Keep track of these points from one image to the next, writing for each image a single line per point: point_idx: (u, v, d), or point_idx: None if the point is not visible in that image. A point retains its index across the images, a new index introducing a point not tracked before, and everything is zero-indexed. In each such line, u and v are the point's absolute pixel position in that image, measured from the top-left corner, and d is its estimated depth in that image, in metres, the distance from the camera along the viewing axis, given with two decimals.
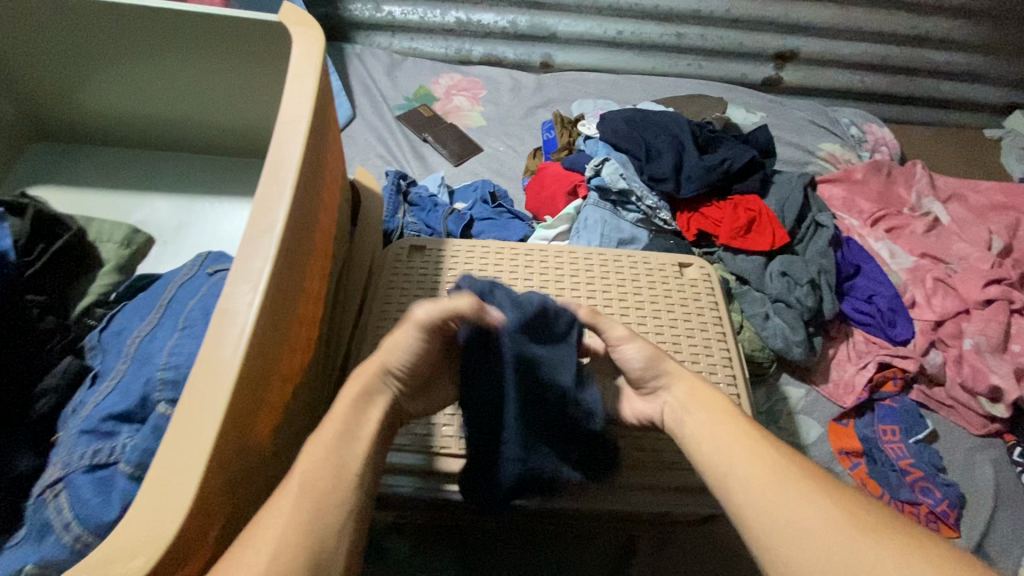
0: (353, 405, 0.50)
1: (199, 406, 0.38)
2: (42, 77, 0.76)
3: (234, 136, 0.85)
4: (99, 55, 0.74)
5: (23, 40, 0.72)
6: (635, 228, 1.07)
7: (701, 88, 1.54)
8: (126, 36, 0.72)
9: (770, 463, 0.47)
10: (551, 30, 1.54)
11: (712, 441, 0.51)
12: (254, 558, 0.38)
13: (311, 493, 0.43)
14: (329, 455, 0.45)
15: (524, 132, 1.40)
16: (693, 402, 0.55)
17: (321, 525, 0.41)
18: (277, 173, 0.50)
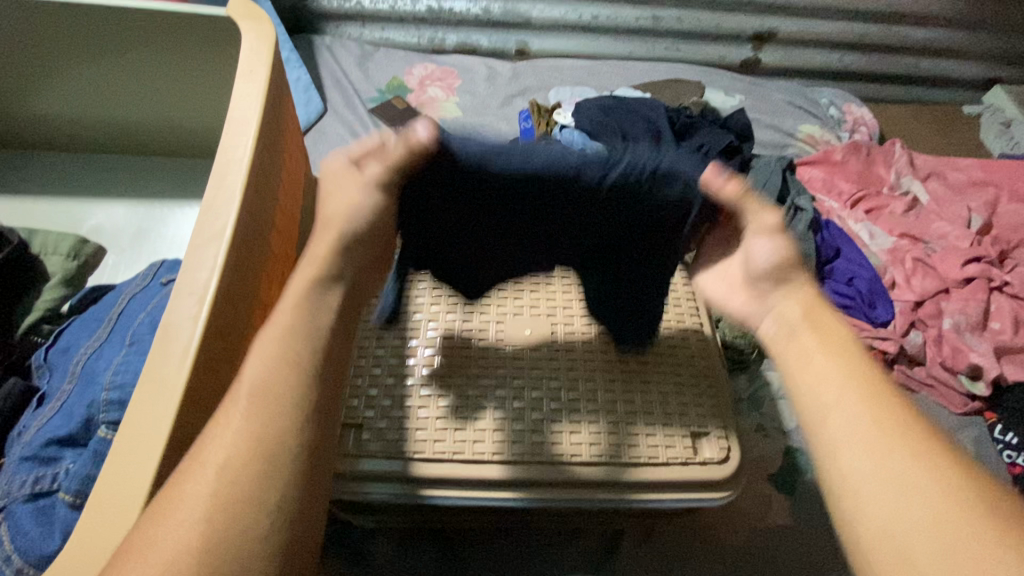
0: (303, 298, 0.42)
1: (143, 427, 0.36)
2: None
3: (192, 135, 0.82)
4: (40, 54, 0.70)
5: None
6: None
7: (679, 71, 1.51)
8: (70, 35, 0.69)
9: (887, 413, 0.41)
10: (525, 17, 1.51)
11: (821, 378, 0.44)
12: (197, 487, 0.33)
13: (267, 396, 0.37)
14: (281, 355, 0.39)
15: (501, 122, 1.37)
16: (802, 322, 0.49)
17: (273, 440, 0.35)
18: (226, 178, 0.48)
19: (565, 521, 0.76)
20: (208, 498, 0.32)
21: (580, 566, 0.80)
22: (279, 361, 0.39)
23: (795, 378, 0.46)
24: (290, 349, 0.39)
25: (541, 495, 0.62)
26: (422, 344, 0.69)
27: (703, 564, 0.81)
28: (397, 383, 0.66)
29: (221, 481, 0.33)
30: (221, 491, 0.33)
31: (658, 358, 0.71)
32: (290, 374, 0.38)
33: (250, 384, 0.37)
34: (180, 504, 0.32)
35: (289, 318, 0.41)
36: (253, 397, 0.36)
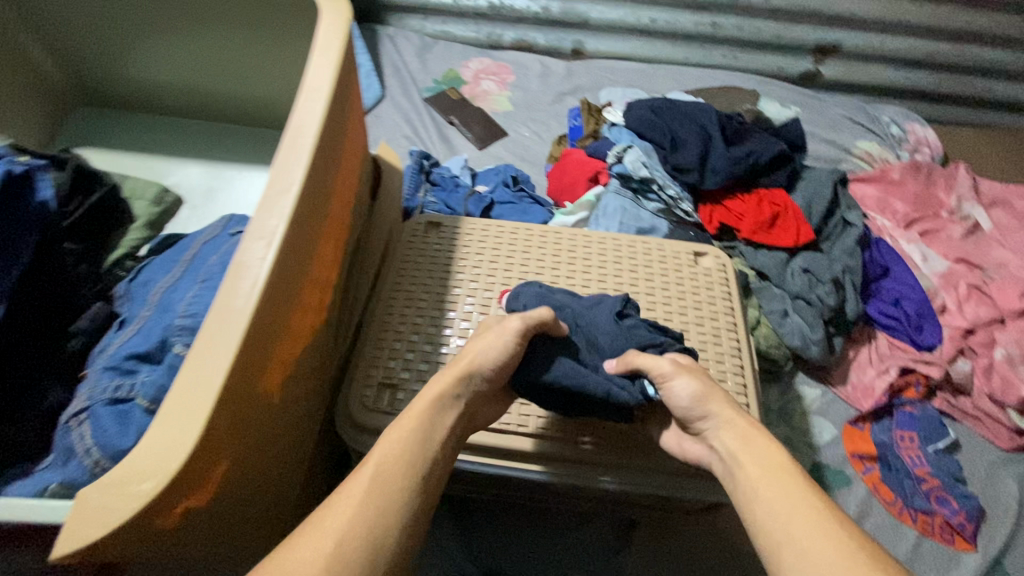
0: (430, 407, 0.51)
1: (211, 345, 0.39)
2: (86, 43, 0.81)
3: (261, 107, 0.88)
4: (143, 23, 0.78)
5: (70, 10, 0.76)
6: (655, 218, 1.06)
7: (734, 80, 1.50)
8: (170, 9, 0.76)
9: (840, 547, 0.41)
10: (584, 17, 1.50)
11: (790, 532, 0.44)
12: (317, 551, 0.38)
13: (378, 486, 0.44)
14: (402, 447, 0.47)
15: (550, 119, 1.41)
16: (741, 453, 0.51)
17: (379, 511, 0.42)
18: (298, 140, 0.51)
19: (577, 504, 0.78)
20: (325, 557, 0.38)
21: (594, 553, 0.80)
22: (405, 448, 0.47)
23: (754, 517, 0.46)
24: (370, 520, 0.41)
25: (575, 471, 0.66)
26: (460, 318, 0.72)
27: (718, 567, 0.81)
28: (434, 351, 0.69)
29: (337, 552, 0.39)
30: (336, 557, 0.39)
31: (702, 348, 0.73)
32: (359, 541, 0.40)
33: (377, 457, 0.46)
34: (304, 539, 0.39)
35: (413, 415, 0.51)
36: (377, 471, 0.45)
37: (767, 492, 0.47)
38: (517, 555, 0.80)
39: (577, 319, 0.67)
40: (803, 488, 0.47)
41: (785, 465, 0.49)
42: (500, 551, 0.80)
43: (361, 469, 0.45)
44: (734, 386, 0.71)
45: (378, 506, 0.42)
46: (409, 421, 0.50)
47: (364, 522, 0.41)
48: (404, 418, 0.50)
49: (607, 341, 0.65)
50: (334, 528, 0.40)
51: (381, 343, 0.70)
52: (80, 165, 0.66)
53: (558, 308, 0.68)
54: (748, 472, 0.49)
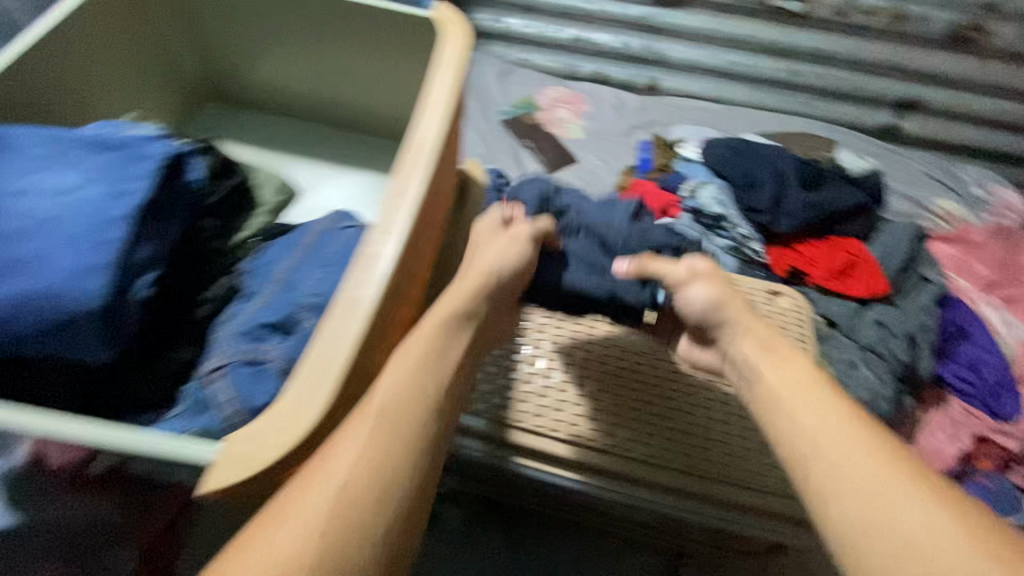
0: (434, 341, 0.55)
1: (343, 321, 0.45)
2: (222, 45, 0.89)
3: (364, 115, 0.93)
4: (272, 31, 0.85)
5: (215, 16, 0.85)
6: (723, 255, 1.07)
7: (809, 127, 1.50)
8: (295, 18, 0.82)
9: (858, 438, 0.47)
10: (663, 55, 1.54)
11: (812, 429, 0.49)
12: (320, 497, 0.41)
13: (382, 431, 0.46)
14: (403, 392, 0.49)
15: (621, 149, 1.44)
16: (759, 356, 0.57)
17: (382, 459, 0.45)
18: (418, 154, 0.56)
19: (623, 529, 0.84)
20: (332, 498, 0.42)
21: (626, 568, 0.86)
22: (410, 389, 0.50)
23: (775, 416, 0.52)
24: (375, 454, 0.45)
25: (620, 491, 0.71)
26: (534, 331, 0.76)
27: None
28: (506, 359, 0.74)
29: (339, 499, 0.42)
30: (340, 502, 0.42)
31: None
32: (365, 472, 0.44)
33: (382, 394, 0.48)
34: (315, 483, 0.42)
35: (421, 344, 0.54)
36: (380, 416, 0.47)
37: (800, 414, 0.50)
38: (554, 558, 0.87)
39: (586, 224, 0.75)
40: (836, 403, 0.50)
41: (804, 368, 0.55)
42: (537, 553, 0.87)
43: (365, 406, 0.48)
44: None
45: (381, 440, 0.45)
46: (410, 360, 0.52)
47: (368, 455, 0.44)
48: (408, 354, 0.53)
49: (614, 244, 0.73)
50: (345, 461, 0.44)
51: None
52: (223, 152, 0.68)
53: (570, 216, 0.76)
54: (769, 373, 0.55)
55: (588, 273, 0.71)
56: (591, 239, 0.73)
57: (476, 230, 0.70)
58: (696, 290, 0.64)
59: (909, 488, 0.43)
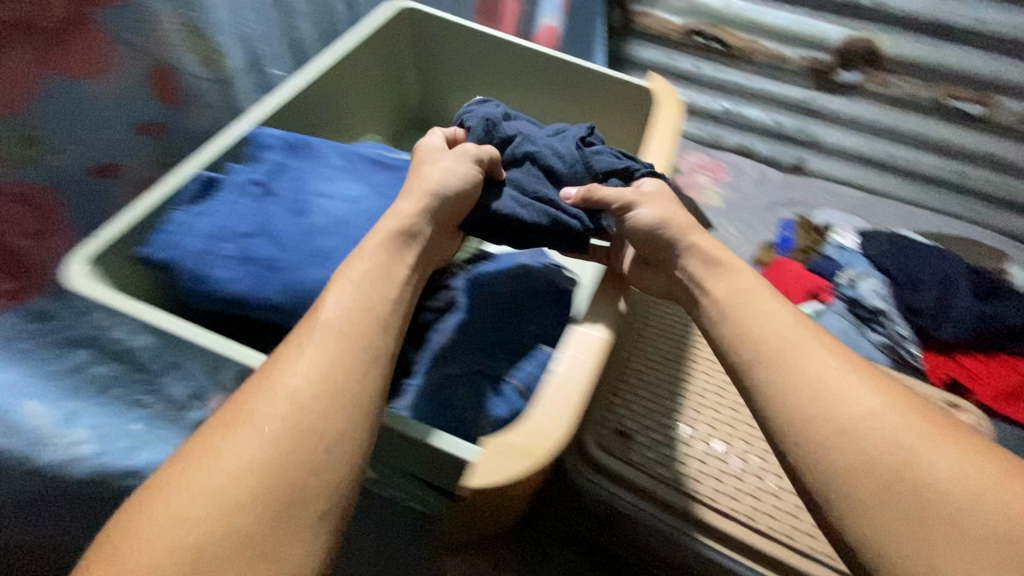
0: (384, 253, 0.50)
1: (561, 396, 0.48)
2: (421, 82, 0.94)
3: None
4: (473, 74, 0.89)
5: (426, 55, 0.90)
6: (877, 351, 1.02)
7: (970, 233, 1.42)
8: (518, 76, 0.86)
9: (875, 402, 0.42)
10: (817, 138, 1.52)
11: (815, 406, 0.42)
12: (271, 407, 0.39)
13: (329, 339, 0.43)
14: (350, 303, 0.45)
15: (760, 224, 1.43)
16: (744, 313, 0.50)
17: (337, 372, 0.42)
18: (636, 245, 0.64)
19: None
20: (284, 410, 0.39)
21: None
22: (360, 297, 0.46)
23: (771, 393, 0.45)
24: (330, 379, 0.41)
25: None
26: (696, 390, 0.76)
27: None
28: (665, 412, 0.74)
29: (295, 409, 0.39)
30: (295, 412, 0.39)
31: None
32: (322, 400, 0.40)
33: (332, 300, 0.45)
34: (272, 392, 0.40)
35: (374, 250, 0.50)
36: (330, 327, 0.44)
37: (752, 326, 0.49)
38: None
39: (527, 147, 0.66)
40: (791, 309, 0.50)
41: (814, 333, 0.47)
42: None
43: (308, 325, 0.44)
44: None
45: (340, 360, 0.42)
46: (357, 266, 0.48)
47: (321, 380, 0.41)
48: (352, 266, 0.48)
49: (559, 164, 0.65)
50: (299, 393, 0.40)
51: (619, 391, 0.76)
52: None
53: (515, 138, 0.67)
54: (763, 346, 0.47)
55: (527, 206, 0.62)
56: (535, 170, 0.65)
57: (422, 150, 0.63)
58: (644, 213, 0.59)
59: (879, 398, 0.42)
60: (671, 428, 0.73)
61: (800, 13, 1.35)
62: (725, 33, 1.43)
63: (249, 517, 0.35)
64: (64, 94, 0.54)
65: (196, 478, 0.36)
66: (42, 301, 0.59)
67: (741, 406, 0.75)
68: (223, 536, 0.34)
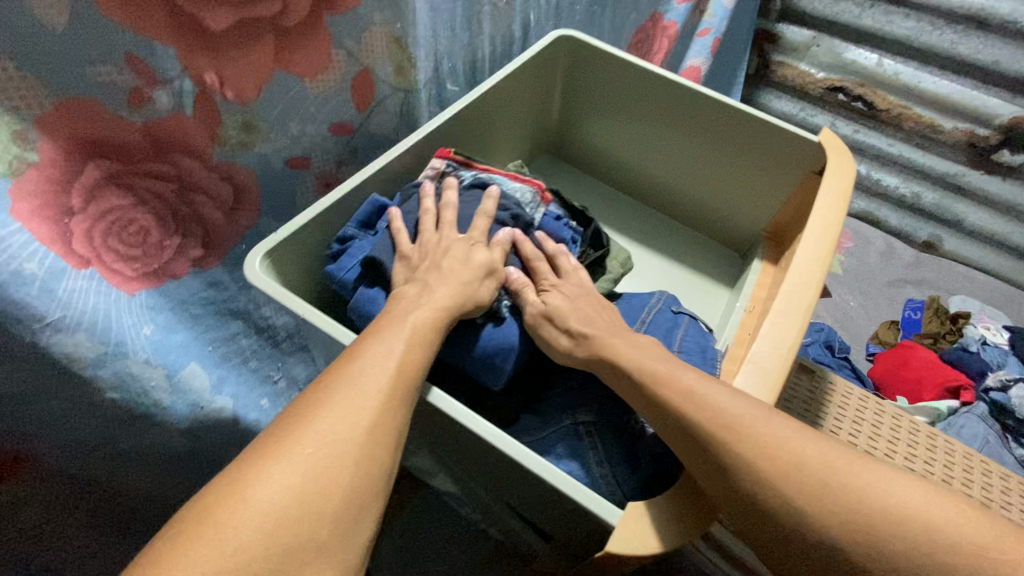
0: (441, 303, 0.50)
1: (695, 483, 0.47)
2: (570, 107, 0.94)
3: (674, 197, 0.94)
4: (625, 108, 0.89)
5: (581, 81, 0.90)
6: (1019, 466, 0.93)
7: None
8: (686, 119, 0.84)
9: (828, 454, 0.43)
10: (958, 217, 1.40)
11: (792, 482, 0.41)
12: (340, 444, 0.38)
13: (399, 381, 0.43)
14: (417, 349, 0.46)
15: (882, 299, 1.33)
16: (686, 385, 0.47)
17: (398, 422, 0.42)
18: (793, 311, 0.59)
19: None
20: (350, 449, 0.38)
21: None
22: (422, 344, 0.46)
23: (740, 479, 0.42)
24: (368, 423, 0.40)
25: None
26: None
27: None
28: None
29: (360, 450, 0.39)
30: (359, 458, 0.39)
31: None
32: (357, 442, 0.39)
33: (401, 343, 0.45)
34: (334, 433, 0.39)
35: (435, 301, 0.50)
36: (398, 372, 0.43)
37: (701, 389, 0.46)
38: None
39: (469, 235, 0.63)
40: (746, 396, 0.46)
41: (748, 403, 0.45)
42: None
43: (378, 358, 0.43)
44: None
45: (377, 404, 0.41)
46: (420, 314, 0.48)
47: (383, 417, 0.41)
48: (414, 310, 0.49)
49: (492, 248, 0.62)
50: (342, 430, 0.39)
51: None
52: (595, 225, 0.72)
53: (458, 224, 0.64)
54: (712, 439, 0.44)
55: None
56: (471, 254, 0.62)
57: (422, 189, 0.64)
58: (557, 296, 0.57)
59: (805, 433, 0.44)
60: None
61: (967, 84, 1.24)
62: (873, 94, 1.34)
63: (308, 546, 0.35)
64: (284, 89, 0.58)
65: (231, 493, 0.36)
66: (219, 270, 0.62)
67: None
68: (250, 560, 0.34)
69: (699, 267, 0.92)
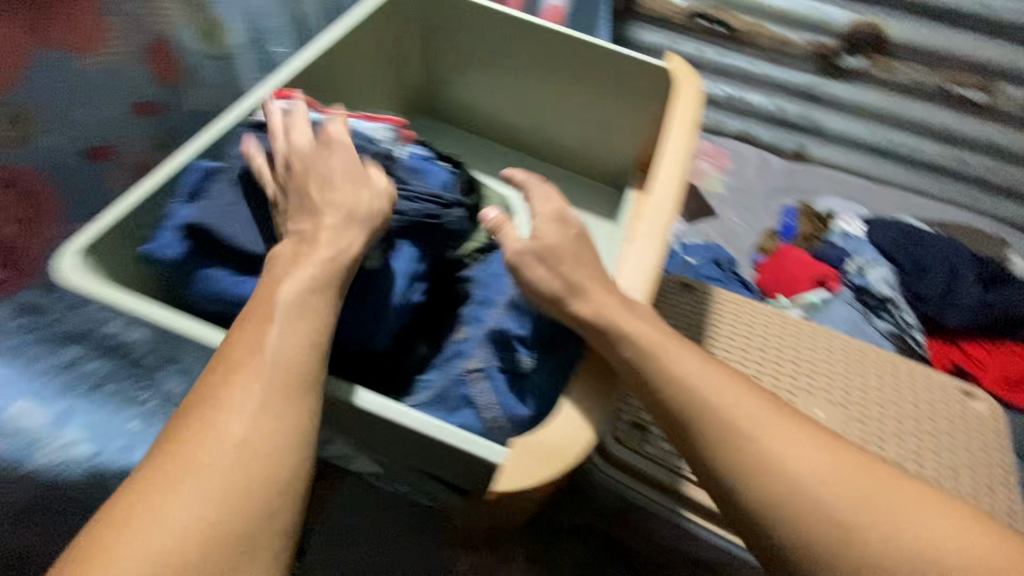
0: (321, 273, 0.47)
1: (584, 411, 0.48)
2: (424, 62, 0.90)
3: (543, 143, 0.93)
4: (480, 55, 0.86)
5: (430, 31, 0.86)
6: (882, 338, 1.03)
7: (968, 221, 1.42)
8: (541, 57, 0.82)
9: (786, 432, 0.48)
10: (818, 124, 1.50)
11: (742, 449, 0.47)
12: (223, 452, 0.40)
13: (280, 374, 0.42)
14: (300, 336, 0.44)
15: (762, 211, 1.42)
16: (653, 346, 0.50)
17: (285, 416, 0.42)
18: (653, 236, 0.61)
19: None
20: (234, 454, 0.40)
21: None
22: (306, 328, 0.44)
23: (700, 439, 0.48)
24: (247, 425, 0.41)
25: None
26: None
27: None
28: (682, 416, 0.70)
29: (245, 454, 0.40)
30: (244, 462, 0.40)
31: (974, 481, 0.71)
32: (239, 447, 0.40)
33: (278, 333, 0.43)
34: (218, 441, 0.40)
35: (318, 269, 0.47)
36: (278, 365, 0.43)
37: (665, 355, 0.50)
38: None
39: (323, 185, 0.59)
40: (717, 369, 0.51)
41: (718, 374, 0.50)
42: None
43: (255, 353, 0.43)
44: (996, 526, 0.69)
45: (263, 394, 0.41)
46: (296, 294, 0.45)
47: (265, 416, 0.41)
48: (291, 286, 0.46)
49: None
50: (224, 437, 0.40)
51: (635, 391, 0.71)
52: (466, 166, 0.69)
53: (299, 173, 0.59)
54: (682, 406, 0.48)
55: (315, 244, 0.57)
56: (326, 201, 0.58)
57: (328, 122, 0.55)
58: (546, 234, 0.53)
59: (758, 408, 0.49)
60: None
61: None
62: (728, 16, 1.39)
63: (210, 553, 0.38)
64: None
65: (124, 519, 0.38)
66: None
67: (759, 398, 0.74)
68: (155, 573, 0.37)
69: (580, 205, 0.92)
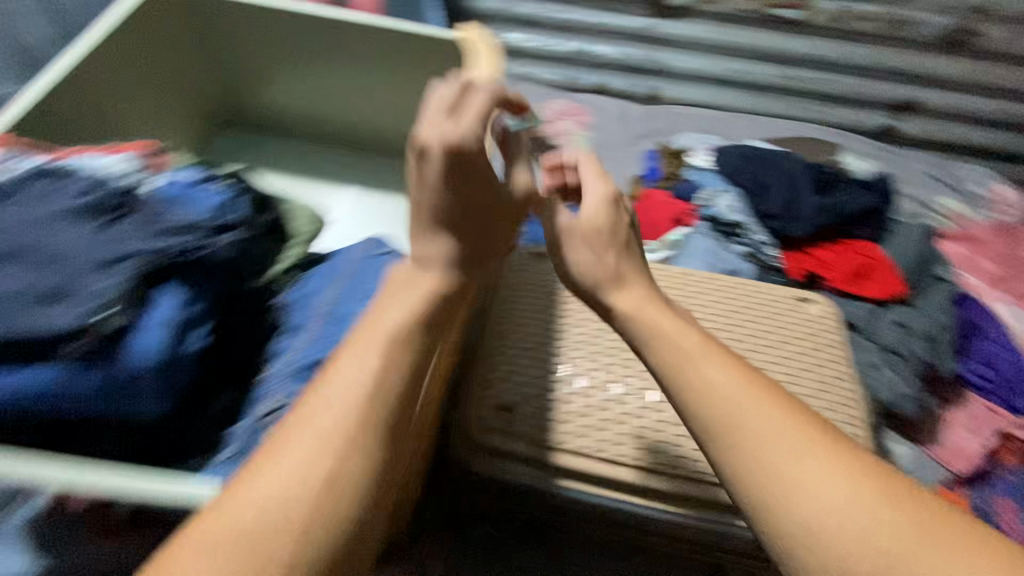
0: (401, 307, 0.48)
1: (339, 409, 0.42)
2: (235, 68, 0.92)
3: (373, 129, 0.96)
4: (283, 53, 0.88)
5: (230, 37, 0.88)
6: (739, 260, 1.09)
7: (811, 133, 1.51)
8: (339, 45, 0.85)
9: (828, 457, 0.44)
10: (664, 65, 1.54)
11: (761, 466, 0.44)
12: (287, 495, 0.38)
13: (364, 412, 0.42)
14: (371, 382, 0.44)
15: (627, 160, 1.45)
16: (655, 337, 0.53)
17: (357, 462, 0.40)
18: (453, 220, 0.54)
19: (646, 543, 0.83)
20: (300, 500, 0.38)
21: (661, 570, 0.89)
22: (384, 368, 0.44)
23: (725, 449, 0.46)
24: (326, 468, 0.40)
25: (659, 508, 0.68)
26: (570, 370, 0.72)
27: None
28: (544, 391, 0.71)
29: (315, 499, 0.38)
30: (315, 511, 0.38)
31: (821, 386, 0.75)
32: (311, 489, 0.39)
33: (355, 376, 0.44)
34: (282, 483, 0.39)
35: (399, 314, 0.48)
36: (356, 403, 0.42)
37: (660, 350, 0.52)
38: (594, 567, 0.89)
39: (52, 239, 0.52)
40: (740, 377, 0.49)
41: (744, 377, 0.49)
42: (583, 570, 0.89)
43: (319, 397, 0.43)
44: (844, 420, 0.73)
45: (343, 431, 0.41)
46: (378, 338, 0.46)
47: (334, 458, 0.40)
48: (377, 328, 0.47)
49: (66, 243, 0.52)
50: (291, 478, 0.39)
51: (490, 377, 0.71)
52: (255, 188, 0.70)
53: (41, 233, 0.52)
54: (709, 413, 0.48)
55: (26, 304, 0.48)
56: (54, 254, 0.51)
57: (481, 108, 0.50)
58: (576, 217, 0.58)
59: (809, 432, 0.45)
60: (544, 393, 0.70)
61: None
62: None
63: None
64: None
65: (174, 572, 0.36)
66: None
67: (615, 353, 0.74)
68: None
69: None
